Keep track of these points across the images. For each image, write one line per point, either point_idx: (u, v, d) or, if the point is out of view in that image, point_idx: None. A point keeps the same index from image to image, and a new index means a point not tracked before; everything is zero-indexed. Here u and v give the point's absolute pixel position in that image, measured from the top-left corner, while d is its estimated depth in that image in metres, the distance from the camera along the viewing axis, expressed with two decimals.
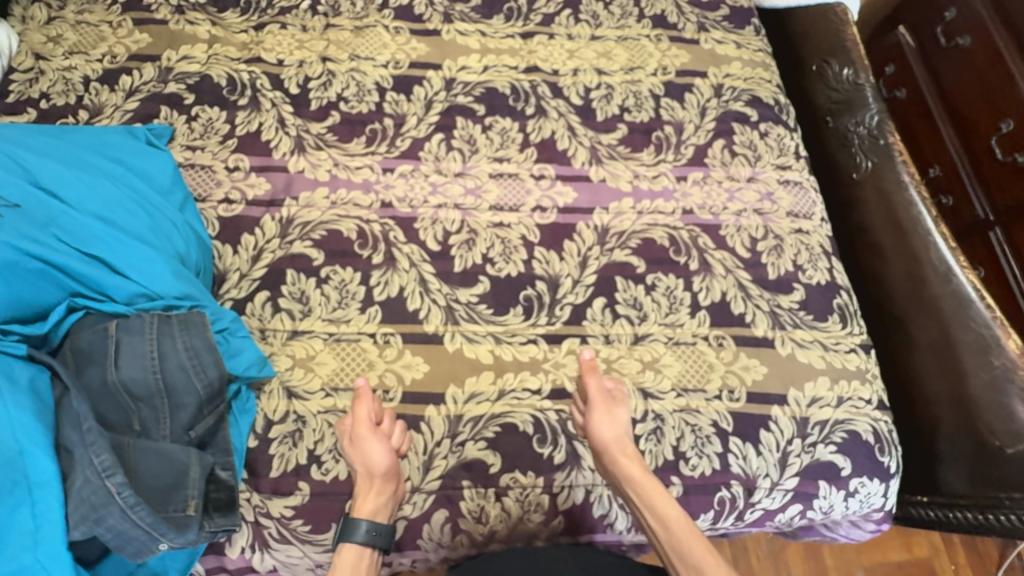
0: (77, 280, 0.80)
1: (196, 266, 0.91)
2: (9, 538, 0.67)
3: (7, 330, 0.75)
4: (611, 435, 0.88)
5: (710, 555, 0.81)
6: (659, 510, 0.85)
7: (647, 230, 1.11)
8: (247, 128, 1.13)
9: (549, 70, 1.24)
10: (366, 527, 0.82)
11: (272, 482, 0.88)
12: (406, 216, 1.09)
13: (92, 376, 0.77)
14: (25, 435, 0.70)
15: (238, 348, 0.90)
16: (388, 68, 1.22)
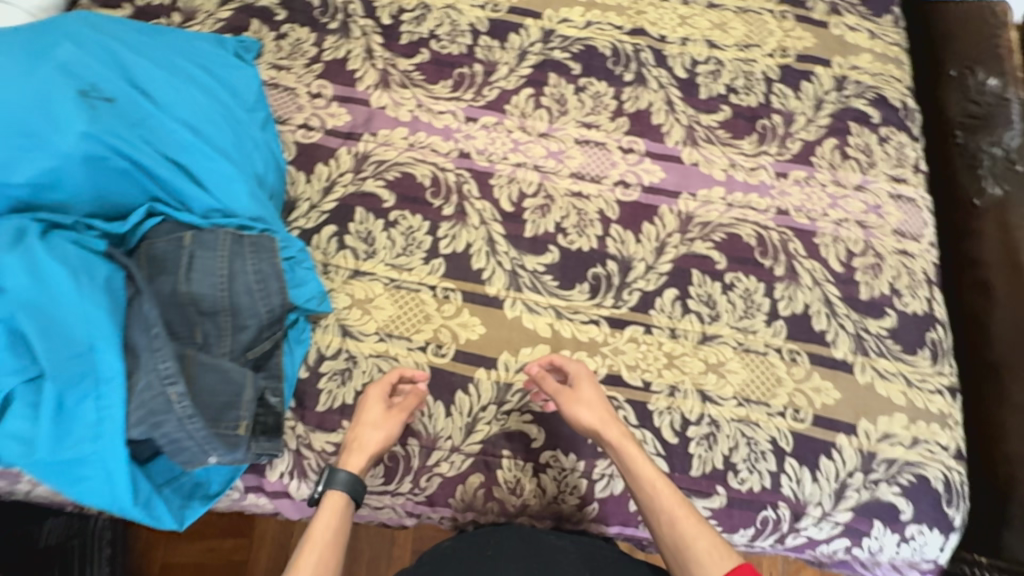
0: (159, 186, 0.80)
1: (270, 190, 0.89)
2: (76, 426, 0.69)
3: (91, 225, 0.76)
4: (592, 420, 0.85)
5: (682, 508, 0.78)
6: (636, 471, 0.81)
7: (735, 225, 1.02)
8: (334, 55, 1.10)
9: (656, 35, 1.14)
10: (348, 475, 0.80)
11: (317, 416, 0.88)
12: (483, 170, 1.04)
13: (164, 283, 0.77)
14: (96, 331, 0.71)
15: (302, 280, 0.90)
16: (485, 10, 1.14)
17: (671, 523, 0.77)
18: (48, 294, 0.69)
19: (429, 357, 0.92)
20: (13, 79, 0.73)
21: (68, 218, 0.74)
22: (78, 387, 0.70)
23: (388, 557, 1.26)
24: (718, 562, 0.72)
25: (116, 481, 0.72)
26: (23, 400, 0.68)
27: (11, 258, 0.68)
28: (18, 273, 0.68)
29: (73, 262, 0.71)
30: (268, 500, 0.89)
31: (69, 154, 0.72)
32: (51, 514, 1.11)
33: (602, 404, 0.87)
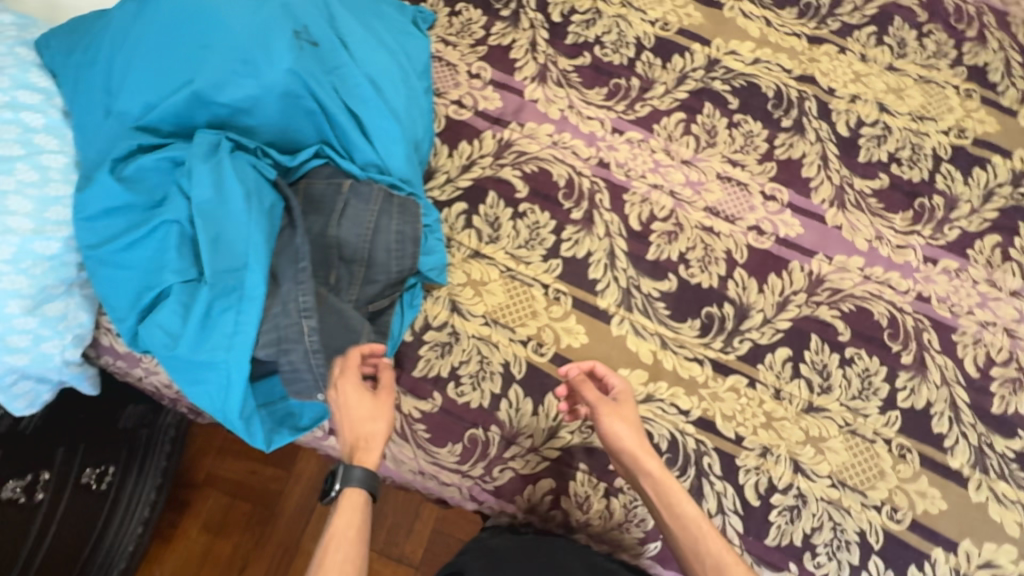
0: (332, 131, 0.84)
1: (422, 158, 0.92)
2: (214, 333, 0.74)
3: (266, 153, 0.81)
4: (631, 437, 0.79)
5: (732, 555, 0.72)
6: (677, 507, 0.76)
7: (868, 299, 0.97)
8: (500, 41, 1.12)
9: (825, 86, 1.10)
10: (363, 471, 0.72)
11: (412, 380, 0.90)
12: (619, 183, 1.03)
13: (315, 222, 0.81)
14: (253, 252, 0.75)
15: (431, 249, 0.92)
16: (655, 27, 1.14)
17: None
18: (224, 208, 0.75)
19: (528, 353, 0.93)
20: (242, 7, 0.79)
21: (251, 142, 0.80)
22: (226, 298, 0.75)
23: (408, 529, 1.32)
24: None
25: (230, 392, 0.76)
26: (177, 297, 0.75)
27: (201, 168, 0.74)
28: (204, 184, 0.74)
29: (248, 184, 0.77)
30: None
31: (271, 87, 0.78)
32: (131, 402, 1.27)
33: (639, 425, 0.82)
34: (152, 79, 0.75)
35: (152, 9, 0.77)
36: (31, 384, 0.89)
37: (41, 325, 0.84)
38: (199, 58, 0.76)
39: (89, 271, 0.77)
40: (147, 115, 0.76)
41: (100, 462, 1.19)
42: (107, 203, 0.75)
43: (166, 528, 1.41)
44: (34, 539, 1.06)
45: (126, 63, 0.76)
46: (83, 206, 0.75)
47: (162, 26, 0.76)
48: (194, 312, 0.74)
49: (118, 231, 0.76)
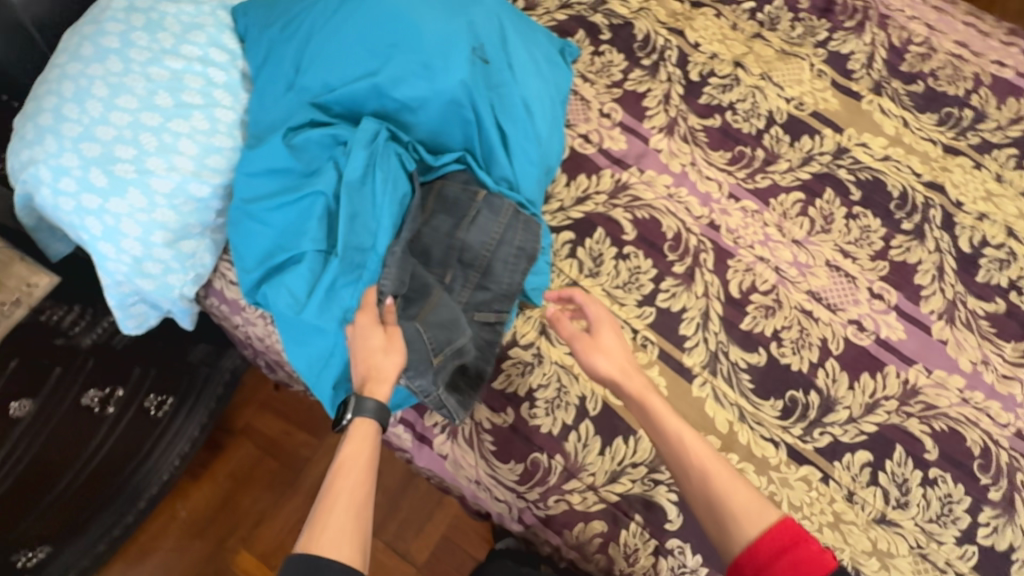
0: (479, 143, 0.89)
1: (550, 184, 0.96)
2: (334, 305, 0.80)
3: (416, 151, 0.87)
4: (610, 365, 0.86)
5: (713, 460, 0.79)
6: (660, 424, 0.82)
7: (963, 423, 0.93)
8: (635, 87, 1.16)
9: (953, 197, 1.08)
10: (373, 402, 0.76)
11: (489, 391, 0.92)
12: (725, 248, 1.04)
13: (444, 223, 0.86)
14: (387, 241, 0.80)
15: (539, 274, 0.95)
16: (790, 104, 1.15)
17: (702, 478, 0.78)
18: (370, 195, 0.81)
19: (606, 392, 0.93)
20: (433, 16, 0.86)
21: (406, 139, 0.86)
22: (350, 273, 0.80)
23: (418, 528, 1.33)
24: (758, 518, 0.74)
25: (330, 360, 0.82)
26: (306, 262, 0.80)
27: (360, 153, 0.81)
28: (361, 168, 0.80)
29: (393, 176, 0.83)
30: (410, 438, 0.96)
31: (441, 94, 0.84)
32: (203, 341, 1.34)
33: (619, 350, 0.88)
34: (343, 68, 0.84)
35: (357, 5, 0.86)
36: (145, 308, 0.95)
37: (174, 258, 0.91)
38: (385, 57, 0.84)
39: (234, 220, 0.84)
40: (328, 96, 0.84)
41: (163, 391, 1.26)
42: (271, 164, 0.82)
43: (197, 468, 1.46)
44: (95, 445, 1.13)
45: (322, 48, 0.85)
46: (249, 162, 0.83)
47: (362, 22, 0.85)
48: (319, 281, 0.79)
49: (271, 190, 0.83)
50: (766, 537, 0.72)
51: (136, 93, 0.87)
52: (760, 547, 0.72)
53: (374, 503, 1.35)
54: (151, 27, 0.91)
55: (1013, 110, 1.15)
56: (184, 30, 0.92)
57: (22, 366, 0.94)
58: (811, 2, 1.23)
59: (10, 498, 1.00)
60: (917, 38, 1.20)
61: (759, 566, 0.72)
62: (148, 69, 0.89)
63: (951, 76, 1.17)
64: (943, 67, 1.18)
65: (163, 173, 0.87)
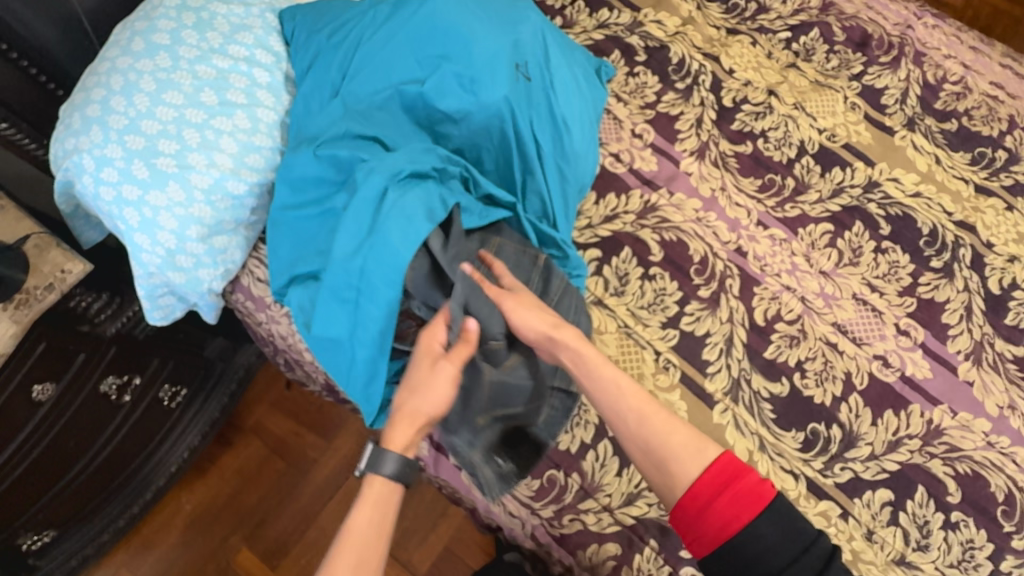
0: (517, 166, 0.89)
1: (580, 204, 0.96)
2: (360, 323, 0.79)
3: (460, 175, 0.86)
4: (540, 321, 0.80)
5: (650, 405, 0.78)
6: (594, 375, 0.80)
7: (987, 468, 0.92)
8: (668, 110, 1.16)
9: (984, 238, 1.07)
10: (395, 459, 0.72)
11: None
12: (752, 275, 1.04)
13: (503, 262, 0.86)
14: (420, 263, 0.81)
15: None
16: (822, 135, 1.15)
17: (639, 424, 0.77)
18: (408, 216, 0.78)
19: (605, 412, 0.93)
20: (482, 31, 0.87)
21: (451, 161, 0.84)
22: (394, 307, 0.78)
23: (421, 538, 1.33)
24: (697, 458, 0.75)
25: (355, 373, 0.82)
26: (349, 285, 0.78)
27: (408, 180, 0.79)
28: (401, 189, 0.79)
29: (434, 204, 0.80)
30: (426, 447, 0.96)
31: (483, 111, 0.86)
32: (220, 335, 1.34)
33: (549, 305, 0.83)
34: (389, 81, 0.86)
35: (407, 18, 0.87)
36: (172, 300, 0.97)
37: (206, 253, 0.92)
38: (432, 72, 0.86)
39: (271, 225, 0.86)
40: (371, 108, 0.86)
41: (178, 382, 1.27)
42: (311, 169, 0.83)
43: (205, 460, 1.46)
44: (110, 432, 1.14)
45: (372, 61, 0.87)
46: (289, 167, 0.84)
47: (411, 37, 0.87)
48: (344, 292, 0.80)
49: (308, 197, 0.84)
50: (710, 476, 0.73)
51: (182, 90, 0.89)
52: (700, 489, 0.73)
53: None
54: (201, 26, 0.93)
55: None
56: (233, 31, 0.94)
57: (48, 349, 0.95)
58: (848, 35, 1.24)
59: (22, 480, 1.00)
60: (952, 76, 1.20)
61: (703, 505, 0.73)
62: (195, 67, 0.90)
63: (985, 116, 1.17)
64: (978, 107, 1.17)
65: (203, 170, 0.88)
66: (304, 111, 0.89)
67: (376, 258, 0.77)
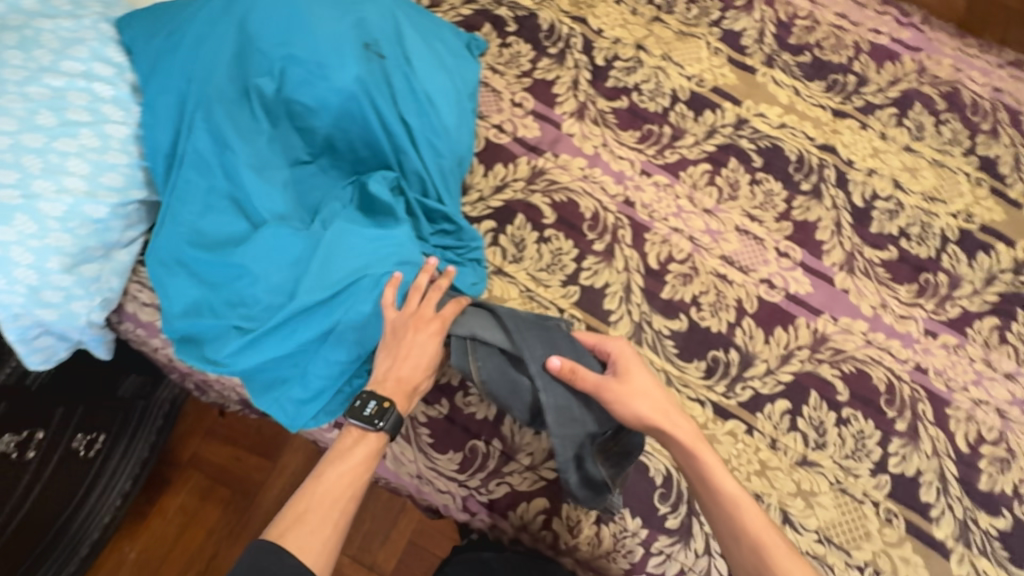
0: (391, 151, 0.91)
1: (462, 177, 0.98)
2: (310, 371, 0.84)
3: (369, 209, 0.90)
4: (647, 409, 0.79)
5: (771, 533, 0.76)
6: (715, 483, 0.78)
7: (868, 363, 1.00)
8: (544, 76, 1.19)
9: (845, 157, 1.16)
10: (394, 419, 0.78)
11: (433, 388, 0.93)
12: (641, 222, 1.08)
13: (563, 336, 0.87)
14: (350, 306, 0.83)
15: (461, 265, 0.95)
16: (691, 81, 1.21)
17: (756, 552, 0.75)
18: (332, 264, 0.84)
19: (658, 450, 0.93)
20: (321, 19, 0.88)
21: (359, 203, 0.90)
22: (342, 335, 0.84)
23: (384, 537, 1.32)
24: None
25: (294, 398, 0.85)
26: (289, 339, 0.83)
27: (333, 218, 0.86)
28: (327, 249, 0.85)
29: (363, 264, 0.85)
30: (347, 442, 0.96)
31: (342, 102, 0.87)
32: (134, 371, 1.26)
33: (654, 391, 0.81)
34: (235, 87, 0.85)
35: (244, 14, 0.86)
36: (53, 340, 0.89)
37: (76, 284, 0.87)
38: (278, 73, 0.86)
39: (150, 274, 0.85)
40: (222, 116, 0.84)
41: (92, 429, 1.18)
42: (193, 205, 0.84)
43: (143, 504, 1.39)
44: (18, 497, 1.04)
45: (211, 65, 0.84)
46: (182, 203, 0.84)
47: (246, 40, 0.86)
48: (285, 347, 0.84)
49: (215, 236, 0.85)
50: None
51: (15, 115, 0.83)
52: None
53: None
54: (26, 44, 0.86)
55: (890, 73, 1.24)
56: (64, 46, 0.88)
57: None
58: None
59: None
60: (801, 12, 1.28)
61: None
62: (26, 89, 0.84)
63: (834, 46, 1.26)
64: (826, 38, 1.26)
65: (53, 196, 0.83)
66: (153, 128, 0.86)
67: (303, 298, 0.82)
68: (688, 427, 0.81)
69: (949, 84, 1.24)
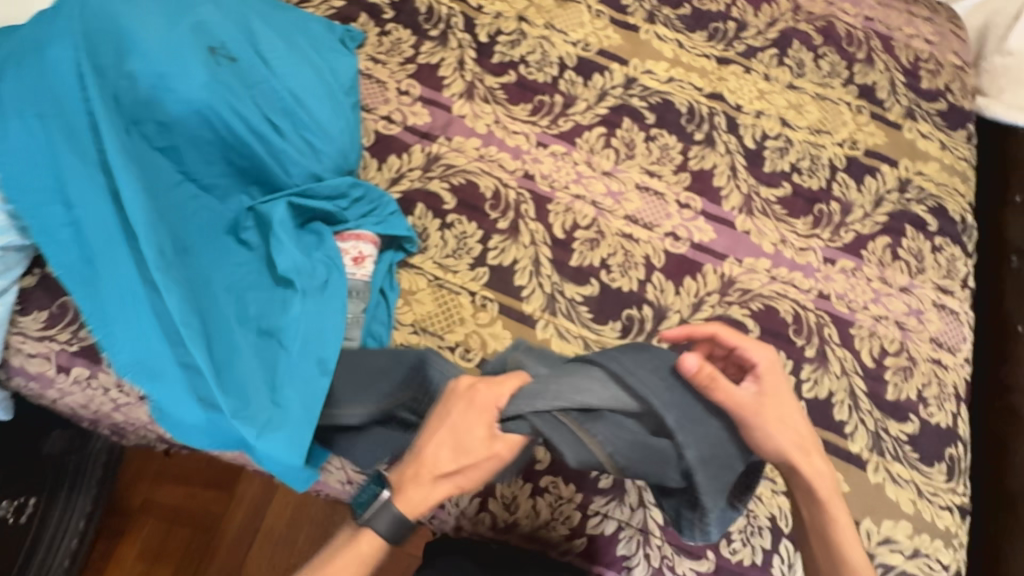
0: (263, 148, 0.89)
1: (357, 148, 0.98)
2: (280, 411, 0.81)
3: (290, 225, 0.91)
4: (787, 441, 0.74)
5: None
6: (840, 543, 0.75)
7: (774, 298, 1.04)
8: (428, 60, 1.16)
9: (733, 103, 1.18)
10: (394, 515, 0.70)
11: None
12: (543, 194, 1.08)
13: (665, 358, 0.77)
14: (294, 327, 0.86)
15: (387, 223, 0.98)
16: (576, 47, 1.20)
17: None
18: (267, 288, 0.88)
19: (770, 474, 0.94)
20: (152, 30, 0.85)
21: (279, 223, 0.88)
22: (293, 360, 0.84)
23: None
24: None
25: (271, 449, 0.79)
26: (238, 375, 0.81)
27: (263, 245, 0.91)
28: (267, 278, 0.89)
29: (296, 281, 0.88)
30: None
31: (197, 111, 0.84)
32: (56, 427, 1.16)
33: (791, 421, 0.76)
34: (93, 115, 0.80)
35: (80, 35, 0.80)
36: None
37: None
38: (129, 91, 0.83)
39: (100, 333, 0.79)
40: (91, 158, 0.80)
41: (20, 493, 1.09)
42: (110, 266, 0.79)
43: (99, 560, 1.29)
44: None
45: (63, 104, 0.79)
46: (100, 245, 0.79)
47: (82, 63, 0.79)
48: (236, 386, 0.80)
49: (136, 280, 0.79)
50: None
51: None
52: None
53: (305, 537, 1.31)
54: None
55: (767, 15, 1.27)
56: None
57: None
58: None
59: None
60: None
61: None
62: None
63: None
64: None
65: None
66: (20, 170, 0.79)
67: (246, 328, 0.85)
68: (827, 476, 0.76)
69: (823, 19, 1.28)
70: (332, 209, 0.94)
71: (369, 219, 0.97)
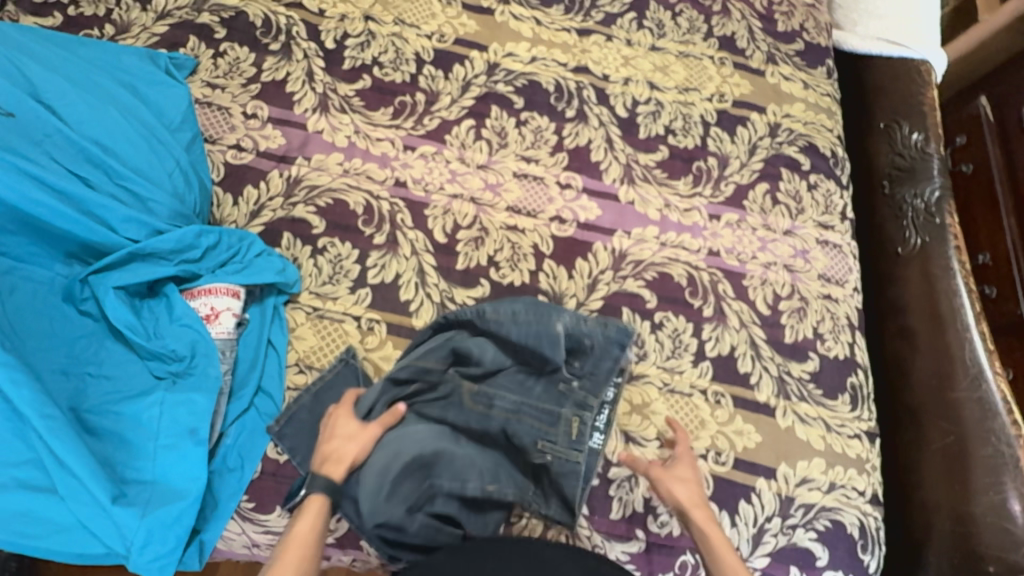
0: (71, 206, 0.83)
1: (194, 187, 0.92)
2: (139, 502, 0.75)
3: (131, 299, 0.85)
4: (689, 492, 0.83)
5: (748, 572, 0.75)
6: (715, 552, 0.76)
7: (667, 264, 1.03)
8: (273, 76, 1.06)
9: (599, 74, 1.16)
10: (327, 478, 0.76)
11: (273, 464, 0.83)
12: (418, 199, 1.02)
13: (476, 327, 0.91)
14: (143, 411, 0.80)
15: (253, 266, 0.90)
16: (431, 40, 1.14)
17: None
18: (117, 374, 0.82)
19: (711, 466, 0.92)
20: None
21: (119, 299, 0.82)
22: (150, 447, 0.78)
23: None
24: None
25: (131, 542, 0.73)
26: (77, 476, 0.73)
27: (105, 326, 0.84)
28: (113, 362, 0.82)
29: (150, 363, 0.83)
30: None
31: None
32: None
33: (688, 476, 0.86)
34: None
35: None
36: None
37: None
38: None
39: None
40: None
41: None
42: None
43: None
44: None
45: None
46: None
47: None
48: (78, 485, 0.73)
49: None
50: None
51: None
52: None
53: None
54: None
55: None
56: None
57: None
58: None
59: None
60: None
61: None
62: None
63: None
64: None
65: None
66: None
67: (91, 421, 0.78)
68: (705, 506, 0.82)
69: None
70: (184, 268, 0.87)
71: (228, 267, 0.89)
